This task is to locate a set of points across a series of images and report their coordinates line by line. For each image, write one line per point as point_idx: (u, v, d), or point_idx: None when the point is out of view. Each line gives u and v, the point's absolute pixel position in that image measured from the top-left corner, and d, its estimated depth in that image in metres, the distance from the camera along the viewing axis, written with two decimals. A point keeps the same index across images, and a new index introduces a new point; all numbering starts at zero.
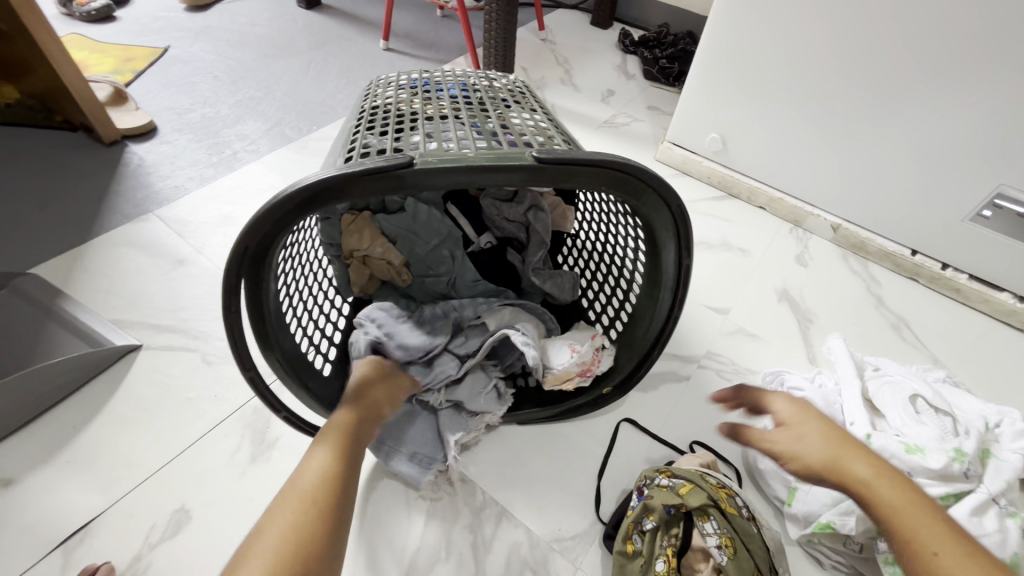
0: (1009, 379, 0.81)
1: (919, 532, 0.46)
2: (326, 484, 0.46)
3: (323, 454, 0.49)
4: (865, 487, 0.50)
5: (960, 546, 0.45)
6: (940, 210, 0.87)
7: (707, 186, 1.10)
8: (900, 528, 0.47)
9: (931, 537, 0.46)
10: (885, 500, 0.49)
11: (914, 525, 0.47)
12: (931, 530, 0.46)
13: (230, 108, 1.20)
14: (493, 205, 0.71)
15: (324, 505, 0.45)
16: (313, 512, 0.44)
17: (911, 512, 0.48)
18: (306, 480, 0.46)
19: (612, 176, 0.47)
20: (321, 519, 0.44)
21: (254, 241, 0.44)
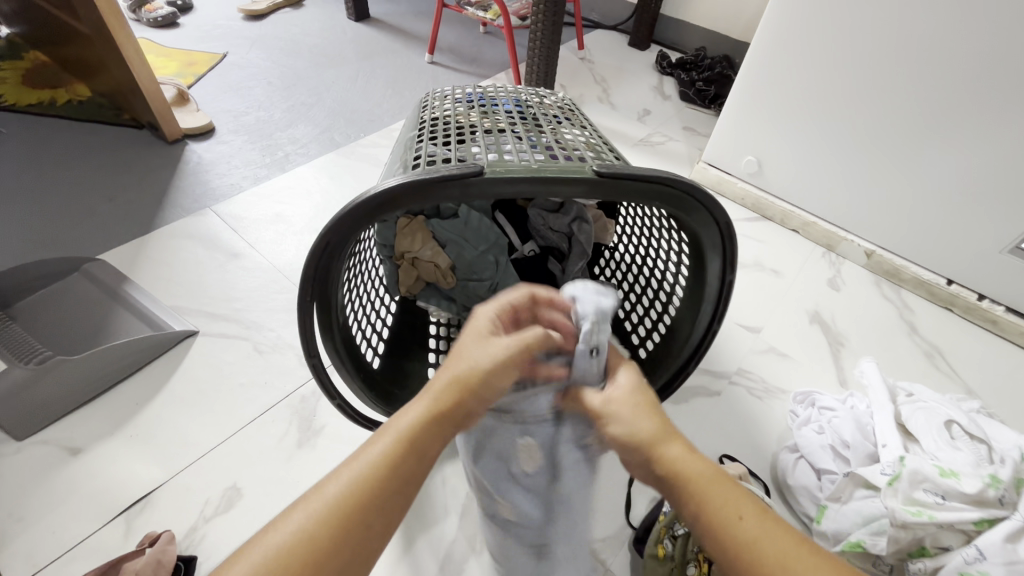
0: None
1: (766, 548, 0.36)
2: (411, 446, 0.39)
3: (419, 405, 0.40)
4: (683, 479, 0.39)
5: (810, 551, 0.35)
6: (978, 240, 0.88)
7: (740, 208, 1.12)
8: (763, 555, 0.35)
9: (789, 556, 0.35)
10: (739, 507, 0.37)
11: (750, 538, 0.36)
12: (790, 545, 0.36)
13: (283, 113, 1.26)
14: (540, 215, 0.75)
15: (395, 481, 0.37)
16: (381, 488, 0.37)
17: (750, 516, 0.37)
18: (389, 436, 0.38)
19: (665, 192, 0.49)
20: (390, 497, 0.37)
21: (334, 236, 0.48)
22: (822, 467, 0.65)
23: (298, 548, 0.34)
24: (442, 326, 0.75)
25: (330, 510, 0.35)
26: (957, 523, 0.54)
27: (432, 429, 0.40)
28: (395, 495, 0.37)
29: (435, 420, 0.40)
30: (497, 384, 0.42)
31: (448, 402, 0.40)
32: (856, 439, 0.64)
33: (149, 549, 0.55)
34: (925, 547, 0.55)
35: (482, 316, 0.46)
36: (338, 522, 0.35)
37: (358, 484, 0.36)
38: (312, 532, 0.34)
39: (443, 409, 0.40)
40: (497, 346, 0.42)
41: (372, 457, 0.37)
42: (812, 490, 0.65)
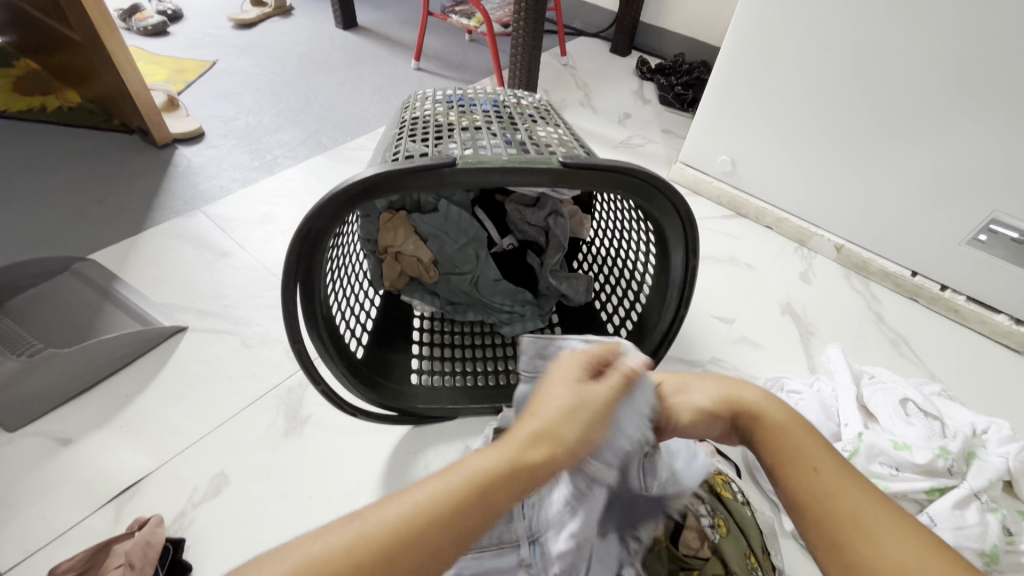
0: (1002, 396, 0.84)
1: (848, 503, 0.40)
2: (492, 484, 0.37)
3: (498, 454, 0.38)
4: (777, 435, 0.44)
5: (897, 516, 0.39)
6: (938, 233, 0.92)
7: (716, 206, 1.16)
8: (841, 504, 0.40)
9: (865, 506, 0.39)
10: (820, 464, 0.42)
11: (830, 492, 0.40)
12: (864, 500, 0.40)
13: (272, 117, 1.29)
14: (517, 210, 0.79)
15: (464, 519, 0.35)
16: (440, 532, 0.34)
17: (838, 472, 0.41)
18: (469, 467, 0.37)
19: (627, 181, 0.53)
20: (440, 543, 0.34)
21: (316, 223, 0.50)
22: None
23: (348, 554, 0.32)
24: (426, 319, 0.79)
25: (384, 532, 0.33)
26: (910, 493, 0.57)
27: (507, 481, 0.37)
28: (449, 542, 0.34)
29: (518, 473, 0.38)
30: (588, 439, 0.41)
31: (527, 458, 0.38)
32: (820, 420, 0.67)
33: (138, 532, 0.57)
34: None
35: (562, 367, 0.45)
36: (383, 556, 0.33)
37: (416, 518, 0.34)
38: (354, 556, 0.32)
39: (522, 463, 0.38)
40: (577, 402, 0.42)
41: (437, 489, 0.35)
42: None
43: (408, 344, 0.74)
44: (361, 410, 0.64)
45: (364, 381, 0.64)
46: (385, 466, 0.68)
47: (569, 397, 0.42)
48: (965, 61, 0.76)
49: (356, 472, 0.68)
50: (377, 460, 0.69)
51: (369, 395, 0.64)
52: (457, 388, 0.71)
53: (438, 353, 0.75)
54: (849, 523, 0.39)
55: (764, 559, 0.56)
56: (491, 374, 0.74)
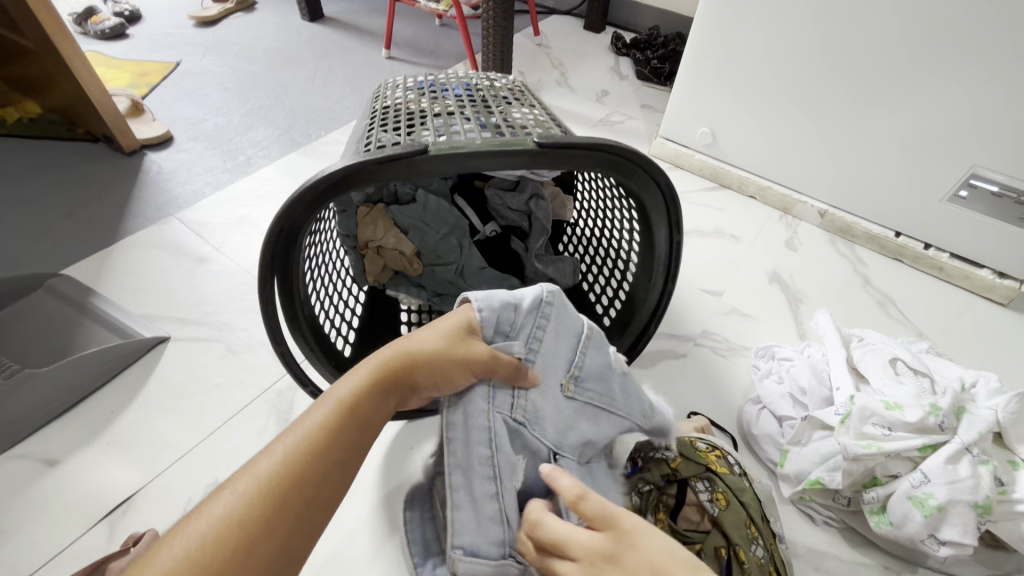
0: (988, 350, 0.85)
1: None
2: (356, 410, 0.41)
3: (358, 377, 0.43)
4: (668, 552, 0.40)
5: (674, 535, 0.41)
6: (921, 192, 0.92)
7: (699, 178, 1.15)
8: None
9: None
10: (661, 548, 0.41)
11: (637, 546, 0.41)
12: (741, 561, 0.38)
13: (241, 117, 1.25)
14: (498, 195, 0.77)
15: (336, 446, 0.39)
16: (323, 457, 0.38)
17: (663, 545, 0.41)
18: (329, 403, 0.41)
19: (606, 160, 0.52)
20: (325, 468, 0.38)
21: (288, 222, 0.49)
22: (783, 414, 0.68)
23: (264, 489, 0.35)
24: (413, 312, 0.78)
25: (282, 468, 0.36)
26: (904, 452, 0.58)
27: (370, 398, 0.42)
28: (333, 467, 0.38)
29: (378, 389, 0.43)
30: (452, 370, 0.46)
31: (388, 375, 0.44)
32: (812, 385, 0.67)
33: (133, 547, 0.56)
34: (876, 477, 0.60)
35: (453, 311, 0.50)
36: (274, 490, 0.35)
37: (298, 448, 0.38)
38: (244, 499, 0.35)
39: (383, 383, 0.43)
40: (444, 339, 0.47)
41: (307, 428, 0.39)
42: (775, 437, 0.68)
43: (397, 340, 0.74)
44: None
45: None
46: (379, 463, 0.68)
47: (441, 340, 0.47)
48: (948, 17, 0.74)
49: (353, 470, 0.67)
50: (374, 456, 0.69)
51: None
52: None
53: None
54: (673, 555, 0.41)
55: (764, 526, 0.56)
56: None
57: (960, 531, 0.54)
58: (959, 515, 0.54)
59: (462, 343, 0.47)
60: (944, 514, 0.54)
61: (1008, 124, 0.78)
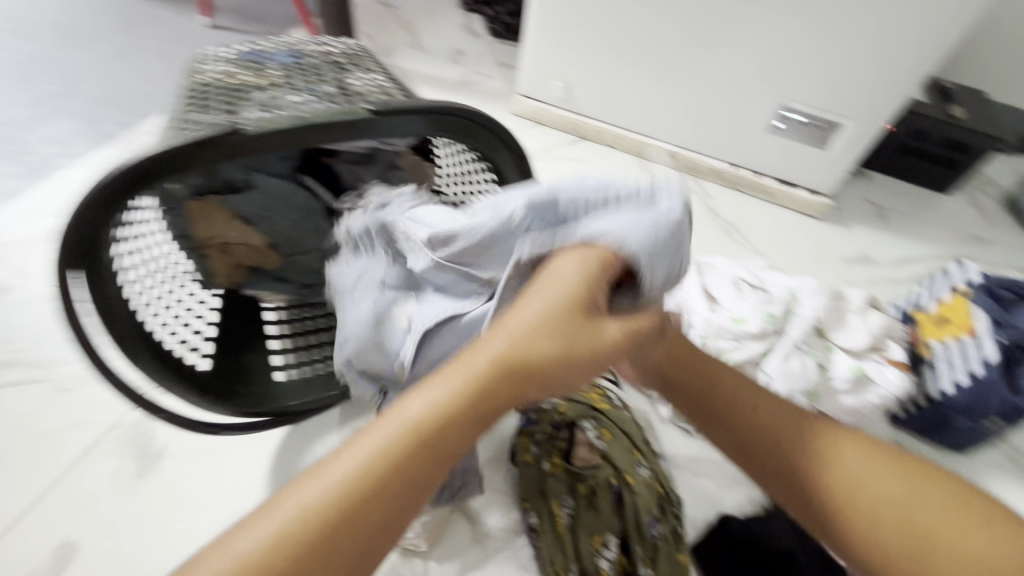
0: (809, 258, 1.00)
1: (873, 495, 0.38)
2: (428, 437, 0.30)
3: (443, 384, 0.32)
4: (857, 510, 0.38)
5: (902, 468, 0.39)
6: (747, 127, 1.02)
7: (561, 132, 1.17)
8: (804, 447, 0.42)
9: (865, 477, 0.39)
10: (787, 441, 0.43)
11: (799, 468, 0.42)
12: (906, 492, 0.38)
13: (25, 109, 1.02)
14: (349, 169, 0.71)
15: (402, 486, 0.28)
16: (374, 511, 0.27)
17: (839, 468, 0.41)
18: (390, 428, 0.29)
19: (448, 122, 0.50)
20: (383, 510, 0.28)
21: (84, 227, 0.42)
22: None
23: (285, 550, 0.25)
24: (282, 309, 0.72)
25: (320, 516, 0.26)
26: (750, 358, 0.67)
27: (452, 419, 0.31)
28: (383, 525, 0.27)
29: (460, 403, 0.31)
30: (603, 359, 0.35)
31: (482, 380, 0.32)
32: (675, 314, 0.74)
33: None
34: None
35: (570, 251, 0.39)
36: (307, 549, 0.25)
37: (355, 487, 0.27)
38: (266, 561, 0.25)
39: (476, 389, 0.32)
40: (558, 325, 0.34)
41: (364, 457, 0.28)
42: None
43: (265, 341, 0.68)
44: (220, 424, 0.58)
45: (213, 396, 0.57)
46: (268, 476, 0.64)
47: (587, 306, 0.36)
48: None
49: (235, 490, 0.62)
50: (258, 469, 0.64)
51: (224, 407, 0.57)
52: (329, 373, 0.68)
53: (303, 341, 0.71)
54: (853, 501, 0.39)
55: (646, 450, 0.62)
56: None
57: None
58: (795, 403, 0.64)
59: (600, 319, 0.36)
60: None
61: (806, 59, 0.89)
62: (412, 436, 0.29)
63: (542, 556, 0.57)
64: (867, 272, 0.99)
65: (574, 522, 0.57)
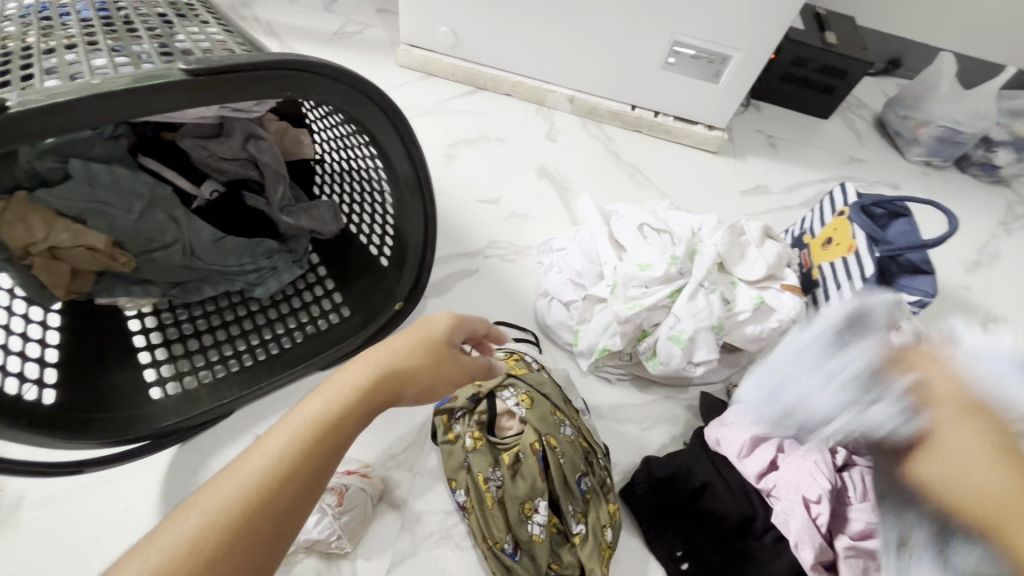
0: (710, 194, 1.02)
1: (972, 487, 0.36)
2: (329, 437, 0.36)
3: (335, 392, 0.38)
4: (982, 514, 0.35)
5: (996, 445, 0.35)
6: (641, 66, 1.00)
7: (455, 83, 1.09)
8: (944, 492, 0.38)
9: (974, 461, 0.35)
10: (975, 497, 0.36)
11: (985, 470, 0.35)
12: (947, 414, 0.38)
13: None
14: (198, 145, 0.61)
15: (310, 474, 0.35)
16: (298, 477, 0.34)
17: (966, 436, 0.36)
18: (293, 429, 0.36)
19: (299, 80, 0.42)
20: (295, 496, 0.34)
21: None
22: (568, 299, 0.73)
23: (215, 529, 0.31)
24: (149, 315, 0.63)
25: (238, 504, 0.32)
26: (659, 302, 0.66)
27: (351, 420, 0.38)
28: (306, 489, 0.34)
29: (358, 405, 0.38)
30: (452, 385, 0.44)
31: (369, 390, 0.39)
32: (585, 267, 0.73)
33: None
34: (645, 329, 0.68)
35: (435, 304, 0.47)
36: (229, 532, 0.31)
37: (264, 482, 0.33)
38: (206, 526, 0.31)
39: (365, 396, 0.39)
40: (433, 346, 0.43)
41: (271, 452, 0.34)
42: (566, 322, 0.73)
43: (132, 355, 0.59)
44: (83, 462, 0.50)
45: (66, 429, 0.49)
46: (155, 505, 0.57)
47: (452, 334, 0.45)
48: None
49: (119, 528, 0.55)
50: (145, 500, 0.56)
51: (82, 441, 0.50)
52: (219, 380, 0.60)
53: (181, 350, 0.61)
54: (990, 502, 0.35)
55: (568, 408, 0.61)
56: (252, 350, 0.63)
57: (707, 350, 0.65)
58: (704, 340, 0.65)
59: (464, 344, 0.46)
60: (694, 341, 0.65)
61: None
62: (315, 424, 0.36)
63: (475, 531, 0.56)
64: (762, 203, 1.04)
65: (502, 493, 0.56)
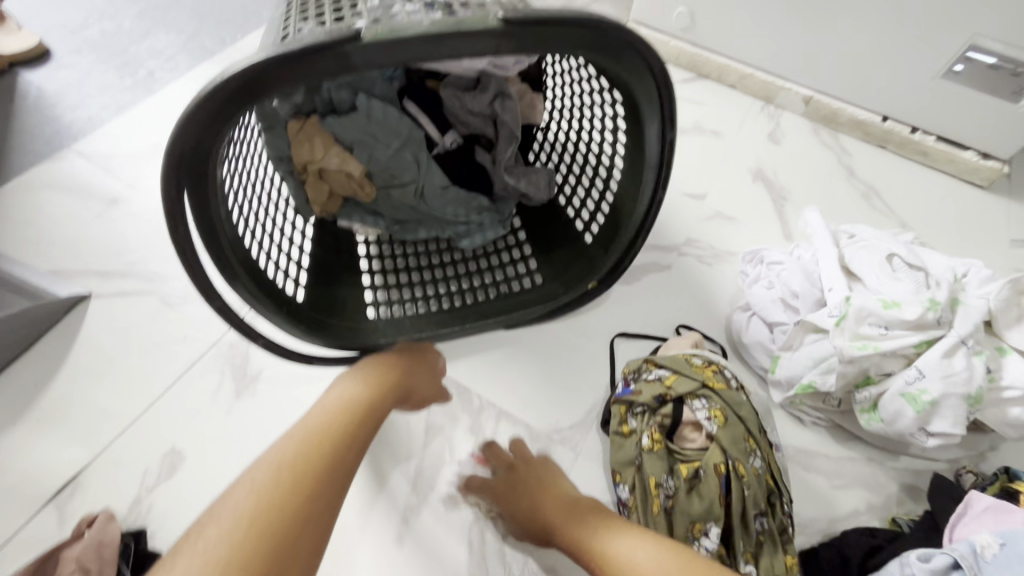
0: (967, 237, 0.84)
1: None
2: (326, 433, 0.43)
3: (324, 408, 0.45)
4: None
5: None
6: (911, 72, 0.85)
7: (676, 68, 1.03)
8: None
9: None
10: None
11: None
12: (667, 559, 0.43)
13: (133, 20, 1.02)
14: (455, 96, 0.66)
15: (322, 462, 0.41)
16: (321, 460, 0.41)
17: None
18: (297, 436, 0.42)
19: (593, 41, 0.41)
20: (316, 481, 0.39)
21: (187, 144, 0.38)
22: (775, 320, 0.65)
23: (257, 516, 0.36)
24: (373, 244, 0.69)
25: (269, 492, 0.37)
26: (900, 350, 0.57)
27: (339, 420, 0.44)
28: (329, 469, 0.41)
29: (343, 412, 0.45)
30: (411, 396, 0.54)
31: (352, 402, 0.46)
32: (805, 288, 0.64)
33: (88, 531, 0.53)
34: (870, 376, 0.59)
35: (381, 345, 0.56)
36: (273, 517, 0.36)
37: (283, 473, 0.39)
38: (287, 461, 0.39)
39: (349, 403, 0.46)
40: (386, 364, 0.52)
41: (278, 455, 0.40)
42: (765, 344, 0.65)
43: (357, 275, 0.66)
44: (315, 357, 0.56)
45: (309, 325, 0.56)
46: None
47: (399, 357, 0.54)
48: None
49: None
50: None
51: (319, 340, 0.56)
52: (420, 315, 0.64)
53: (394, 280, 0.67)
54: None
55: (761, 437, 0.55)
56: (449, 295, 0.66)
57: (951, 422, 0.54)
58: (951, 409, 0.54)
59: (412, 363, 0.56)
60: (936, 408, 0.54)
61: None
62: (351, 402, 0.47)
63: None
64: None
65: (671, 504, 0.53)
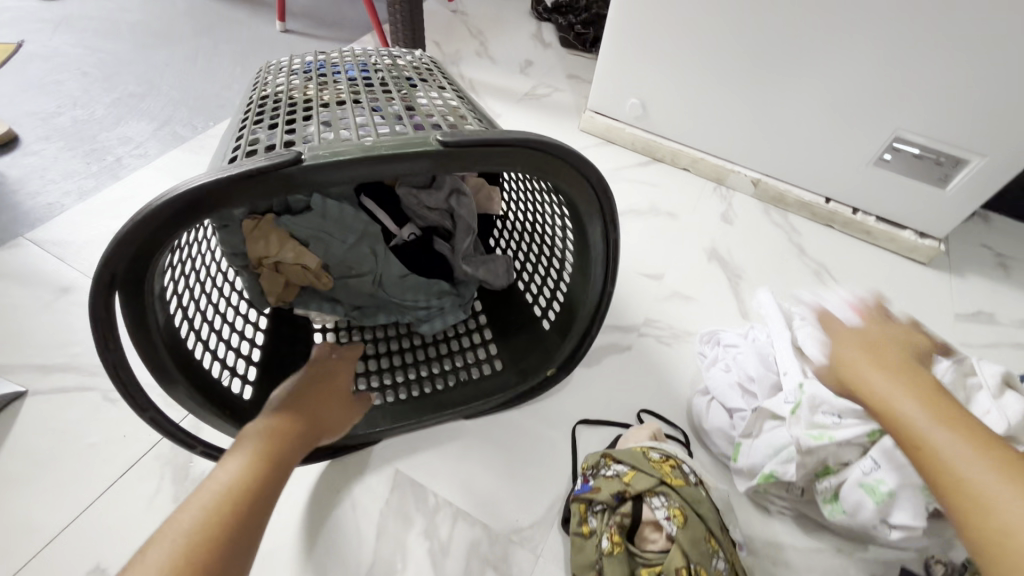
0: (914, 312, 0.87)
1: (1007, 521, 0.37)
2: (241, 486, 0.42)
3: (235, 459, 0.44)
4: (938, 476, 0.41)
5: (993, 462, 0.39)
6: (846, 159, 0.91)
7: (633, 152, 1.09)
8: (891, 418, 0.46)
9: (976, 476, 0.39)
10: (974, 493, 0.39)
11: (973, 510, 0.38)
12: (963, 436, 0.42)
13: (107, 108, 1.05)
14: (411, 194, 0.67)
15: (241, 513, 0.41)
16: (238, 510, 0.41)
17: (998, 492, 0.38)
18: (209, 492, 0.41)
19: (531, 160, 0.43)
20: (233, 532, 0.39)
21: (121, 266, 0.38)
22: (733, 406, 0.66)
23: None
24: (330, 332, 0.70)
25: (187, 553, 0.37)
26: (854, 439, 0.56)
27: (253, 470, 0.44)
28: (248, 520, 0.41)
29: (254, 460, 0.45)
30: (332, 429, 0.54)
31: (262, 447, 0.46)
32: (760, 372, 0.65)
33: None
34: (829, 466, 0.58)
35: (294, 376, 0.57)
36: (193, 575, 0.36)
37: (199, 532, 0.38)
38: (195, 526, 0.38)
39: (263, 448, 0.46)
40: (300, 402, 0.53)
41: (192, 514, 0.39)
42: (726, 430, 0.65)
43: None
44: None
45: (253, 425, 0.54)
46: (302, 515, 0.60)
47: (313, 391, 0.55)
48: None
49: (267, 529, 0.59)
50: (293, 507, 0.60)
51: None
52: (375, 408, 0.63)
53: None
54: (974, 513, 0.38)
55: (722, 536, 0.53)
56: (406, 386, 0.66)
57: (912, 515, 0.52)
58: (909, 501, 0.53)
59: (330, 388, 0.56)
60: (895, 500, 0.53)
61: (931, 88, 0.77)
62: (263, 446, 0.46)
63: None
64: (984, 333, 0.86)
65: None
